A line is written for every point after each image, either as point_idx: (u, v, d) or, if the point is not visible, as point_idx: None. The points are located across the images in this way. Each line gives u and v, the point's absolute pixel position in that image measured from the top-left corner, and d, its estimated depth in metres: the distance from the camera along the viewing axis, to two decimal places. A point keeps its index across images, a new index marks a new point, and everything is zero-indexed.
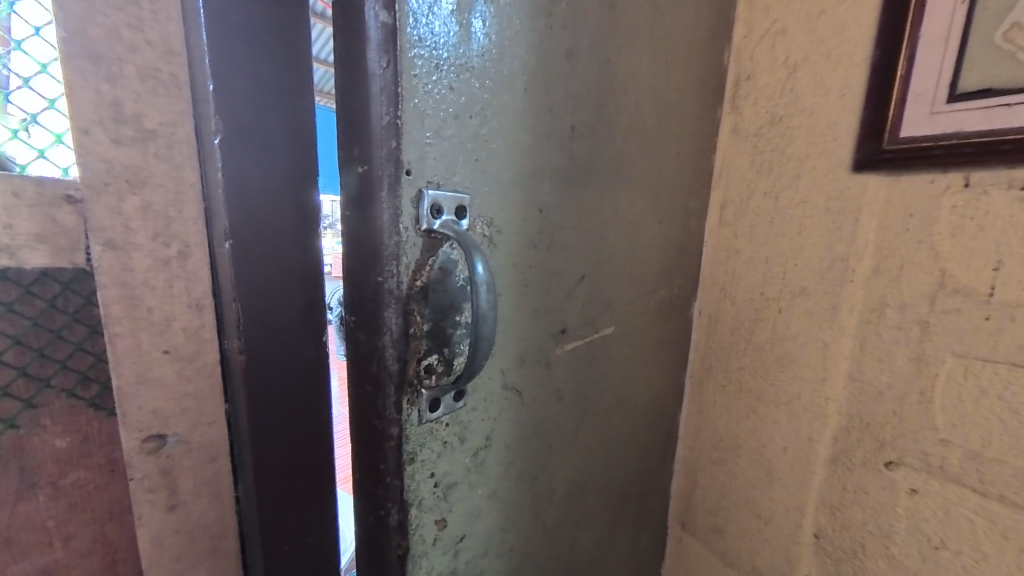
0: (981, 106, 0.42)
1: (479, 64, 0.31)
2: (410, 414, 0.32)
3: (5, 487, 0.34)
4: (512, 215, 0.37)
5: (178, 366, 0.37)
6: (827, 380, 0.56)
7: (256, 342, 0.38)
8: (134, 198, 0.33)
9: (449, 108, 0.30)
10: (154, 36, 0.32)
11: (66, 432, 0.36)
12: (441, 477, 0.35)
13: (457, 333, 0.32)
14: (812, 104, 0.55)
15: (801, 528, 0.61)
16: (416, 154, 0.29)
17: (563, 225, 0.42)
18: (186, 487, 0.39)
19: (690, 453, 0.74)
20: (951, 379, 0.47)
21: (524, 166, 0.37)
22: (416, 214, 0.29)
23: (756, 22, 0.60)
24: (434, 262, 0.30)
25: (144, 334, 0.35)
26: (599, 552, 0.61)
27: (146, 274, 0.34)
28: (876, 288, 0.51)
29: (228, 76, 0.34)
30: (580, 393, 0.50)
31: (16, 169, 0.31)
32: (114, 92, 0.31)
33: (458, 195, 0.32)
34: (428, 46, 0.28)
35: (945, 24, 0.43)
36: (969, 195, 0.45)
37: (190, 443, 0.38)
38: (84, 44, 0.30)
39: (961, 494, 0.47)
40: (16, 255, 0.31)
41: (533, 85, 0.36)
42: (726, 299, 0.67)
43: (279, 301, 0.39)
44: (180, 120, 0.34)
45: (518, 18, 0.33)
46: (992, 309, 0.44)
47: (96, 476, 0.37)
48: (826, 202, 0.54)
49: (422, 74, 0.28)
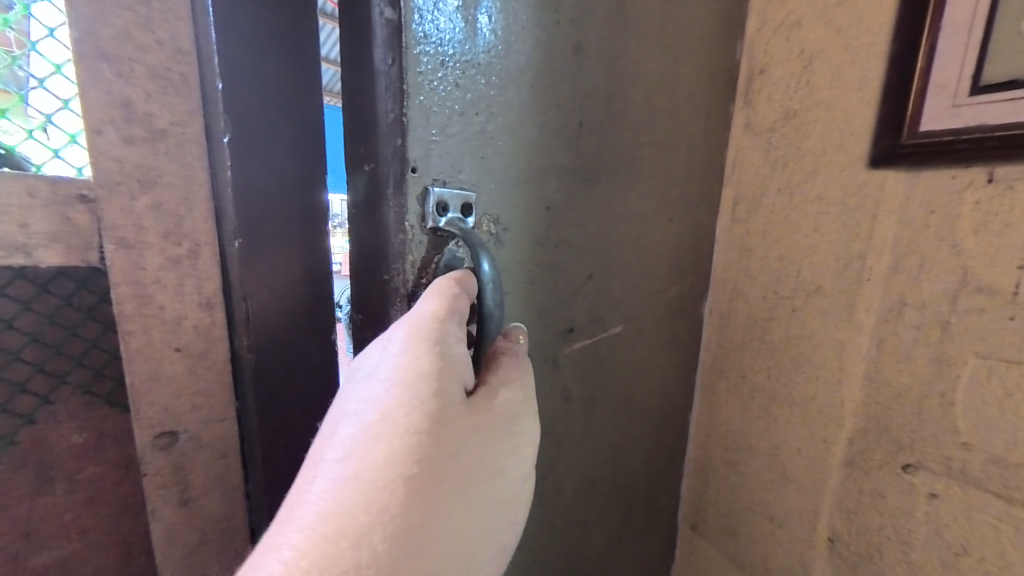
0: (1005, 98, 0.40)
1: (484, 60, 0.31)
2: None
3: (22, 481, 0.35)
4: (518, 214, 0.37)
5: (189, 363, 0.38)
6: (844, 382, 0.55)
7: (266, 341, 0.38)
8: (145, 198, 0.34)
9: (453, 105, 0.30)
10: (163, 35, 0.32)
11: (80, 429, 0.37)
12: None
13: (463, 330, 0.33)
14: (828, 96, 0.53)
15: (815, 533, 0.59)
16: (422, 151, 0.29)
17: (571, 222, 0.42)
18: (197, 483, 0.39)
19: (702, 452, 0.71)
20: (973, 381, 0.46)
21: (532, 165, 0.37)
22: (422, 211, 0.29)
23: (770, 13, 0.57)
24: (439, 260, 0.31)
25: (156, 332, 0.36)
26: (608, 553, 0.61)
27: (157, 272, 0.35)
28: (894, 287, 0.50)
29: (237, 75, 0.33)
30: (588, 393, 0.50)
31: (31, 169, 0.32)
32: (124, 91, 0.32)
33: (463, 192, 0.32)
34: (434, 42, 0.28)
35: (970, 12, 0.41)
36: (993, 190, 0.44)
37: (201, 439, 0.39)
38: (95, 44, 0.30)
39: (982, 499, 0.47)
40: (31, 254, 0.32)
41: (540, 82, 0.35)
42: (739, 298, 0.64)
43: (287, 301, 0.38)
44: (190, 119, 0.34)
45: (523, 13, 0.33)
46: (1016, 309, 0.43)
47: (109, 472, 0.38)
48: (843, 198, 0.53)
49: (427, 71, 0.28)
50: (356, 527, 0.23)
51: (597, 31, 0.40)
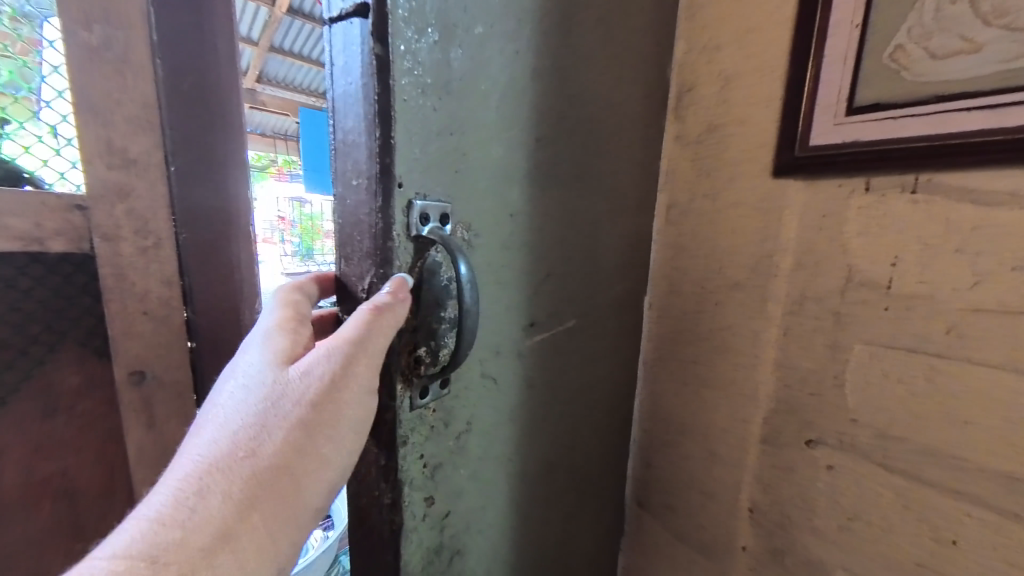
0: (874, 119, 0.47)
1: (457, 85, 0.38)
2: (403, 400, 0.37)
3: (35, 408, 0.55)
4: (488, 221, 0.44)
5: (153, 324, 0.57)
6: (761, 367, 0.61)
7: (201, 299, 0.60)
8: (123, 206, 0.52)
9: (433, 127, 0.36)
10: (135, 96, 0.51)
11: (78, 372, 0.56)
12: (428, 459, 0.41)
13: (442, 327, 0.38)
14: (743, 112, 0.59)
15: (738, 504, 0.66)
16: (406, 169, 0.35)
17: (532, 226, 0.49)
18: (158, 411, 0.59)
19: (645, 436, 0.77)
20: (859, 364, 0.53)
21: (498, 181, 0.44)
22: (407, 221, 0.35)
23: (693, 37, 0.63)
24: (422, 263, 0.37)
25: (129, 299, 0.55)
26: (566, 529, 0.67)
27: (131, 258, 0.54)
28: (797, 282, 0.56)
29: (176, 124, 0.55)
30: (548, 381, 0.57)
31: (46, 186, 0.49)
32: (109, 134, 0.50)
33: (441, 205, 0.38)
34: (415, 73, 0.34)
35: (844, 45, 0.48)
36: (871, 197, 0.50)
37: (161, 380, 0.59)
38: (91, 105, 0.49)
39: (869, 469, 0.53)
40: (45, 242, 0.49)
41: (504, 100, 0.43)
42: (674, 293, 0.69)
43: (215, 275, 0.61)
44: (153, 151, 0.53)
45: (490, 44, 0.40)
46: (890, 301, 0.50)
47: (98, 406, 0.57)
48: (756, 203, 0.59)
49: (410, 95, 0.34)
50: (213, 459, 0.28)
51: (549, 55, 0.47)
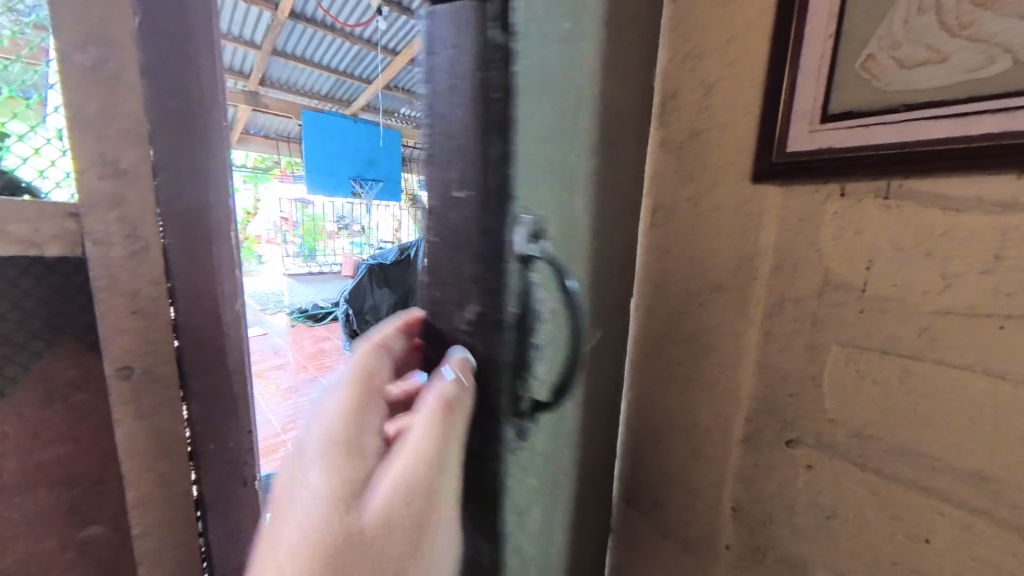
0: (847, 127, 0.48)
1: (550, 102, 0.45)
2: (508, 405, 0.49)
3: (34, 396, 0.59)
4: (564, 240, 0.50)
5: (142, 320, 0.59)
6: (743, 368, 0.62)
7: (188, 300, 0.63)
8: (113, 212, 0.55)
9: (538, 145, 0.45)
10: (127, 112, 0.55)
11: (70, 365, 0.60)
12: (518, 476, 0.53)
13: (539, 322, 0.49)
14: (723, 119, 0.60)
15: (721, 502, 0.67)
16: (524, 186, 0.45)
17: (585, 232, 0.54)
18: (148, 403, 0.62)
19: (632, 435, 0.78)
20: (837, 364, 0.54)
21: (575, 203, 0.52)
22: (522, 235, 0.46)
23: (678, 44, 0.64)
24: (529, 270, 0.47)
25: (120, 297, 0.58)
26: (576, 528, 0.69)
27: (120, 258, 0.57)
28: (777, 285, 0.58)
29: (166, 138, 0.58)
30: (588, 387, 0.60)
31: (43, 196, 0.54)
32: (101, 146, 0.54)
33: (540, 225, 0.47)
34: (528, 92, 0.43)
35: (819, 54, 0.49)
36: (846, 203, 0.52)
37: (150, 374, 0.61)
38: (84, 119, 0.52)
39: (846, 468, 0.54)
40: (40, 246, 0.53)
41: (576, 112, 0.49)
42: (659, 294, 0.70)
43: (202, 278, 0.64)
44: (142, 162, 0.56)
45: (563, 54, 0.46)
46: (866, 303, 0.51)
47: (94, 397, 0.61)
48: (736, 207, 0.60)
49: (525, 114, 0.44)
50: (315, 555, 0.34)
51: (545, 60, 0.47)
